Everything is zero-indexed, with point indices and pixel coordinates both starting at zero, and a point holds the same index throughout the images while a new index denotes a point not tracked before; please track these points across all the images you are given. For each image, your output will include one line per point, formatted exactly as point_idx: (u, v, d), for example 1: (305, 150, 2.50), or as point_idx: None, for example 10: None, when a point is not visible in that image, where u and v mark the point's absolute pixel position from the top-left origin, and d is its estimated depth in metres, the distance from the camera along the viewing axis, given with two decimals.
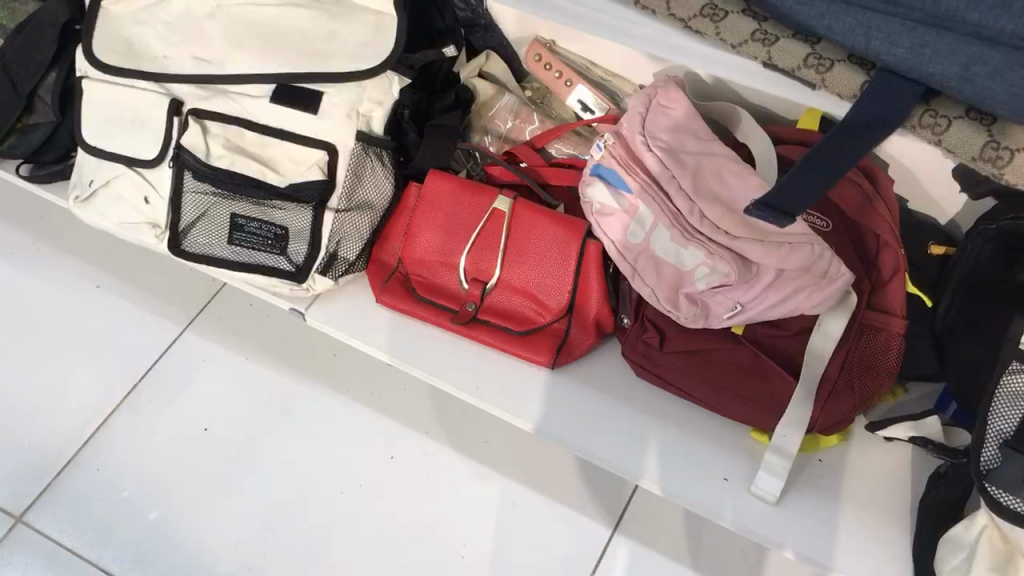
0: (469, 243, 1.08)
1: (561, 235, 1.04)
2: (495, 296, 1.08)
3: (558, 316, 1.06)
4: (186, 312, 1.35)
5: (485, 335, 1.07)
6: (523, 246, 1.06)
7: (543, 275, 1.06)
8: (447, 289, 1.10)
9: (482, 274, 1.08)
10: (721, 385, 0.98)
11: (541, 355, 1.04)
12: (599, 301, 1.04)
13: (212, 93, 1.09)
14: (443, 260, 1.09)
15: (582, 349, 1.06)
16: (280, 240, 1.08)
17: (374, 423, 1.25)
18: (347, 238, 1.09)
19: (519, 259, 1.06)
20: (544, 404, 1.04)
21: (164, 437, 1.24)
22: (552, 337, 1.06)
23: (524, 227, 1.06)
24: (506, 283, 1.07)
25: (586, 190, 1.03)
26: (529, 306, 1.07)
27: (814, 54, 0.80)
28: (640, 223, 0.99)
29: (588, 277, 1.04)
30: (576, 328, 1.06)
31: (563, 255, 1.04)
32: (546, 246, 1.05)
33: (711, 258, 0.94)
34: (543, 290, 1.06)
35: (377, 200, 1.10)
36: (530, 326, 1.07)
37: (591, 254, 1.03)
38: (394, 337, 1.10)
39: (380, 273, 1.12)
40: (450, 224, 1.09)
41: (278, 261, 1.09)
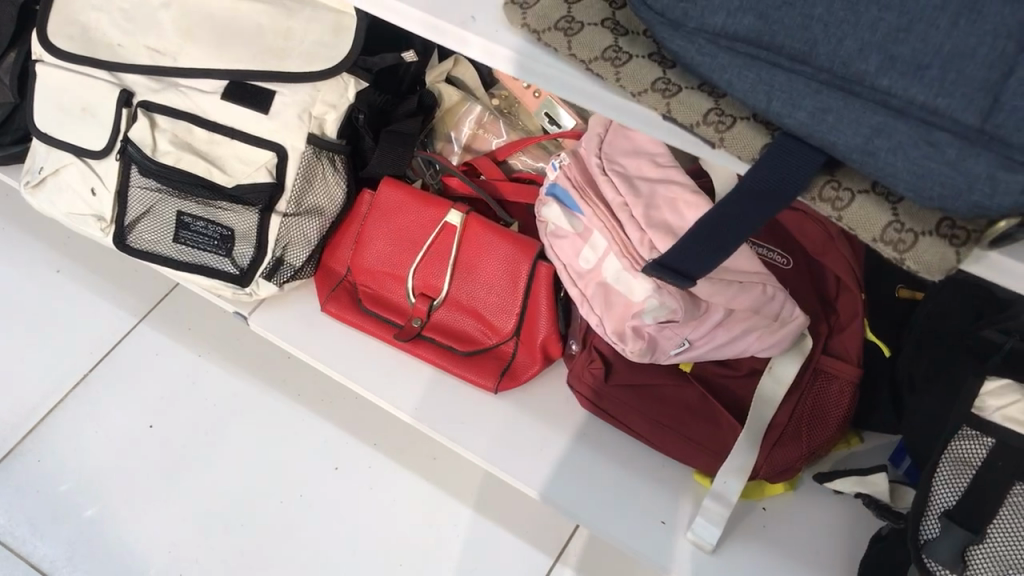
0: (418, 257, 1.04)
1: (512, 256, 1.00)
2: (443, 313, 1.04)
3: (507, 339, 1.02)
4: (143, 304, 1.32)
5: (429, 354, 1.04)
6: (473, 264, 1.02)
7: (491, 295, 1.02)
8: (394, 303, 1.06)
9: (430, 290, 1.04)
10: (664, 422, 0.95)
11: (484, 378, 1.01)
12: (548, 327, 1.00)
13: (165, 86, 1.05)
14: (391, 271, 1.05)
15: (530, 374, 1.01)
16: (225, 242, 1.05)
17: (323, 432, 1.22)
18: (293, 243, 1.06)
19: (468, 278, 1.02)
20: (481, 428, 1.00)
21: (106, 433, 1.22)
22: (499, 361, 1.02)
23: (475, 245, 1.02)
24: (454, 301, 1.03)
25: (542, 210, 0.99)
26: (477, 327, 1.03)
27: (716, 108, 0.55)
28: (593, 249, 0.95)
29: (539, 300, 1.00)
30: (523, 352, 1.02)
31: (513, 277, 1.00)
32: (497, 267, 1.01)
33: (659, 293, 0.90)
34: (491, 311, 1.02)
35: (329, 208, 1.07)
36: (476, 346, 1.03)
37: (542, 276, 0.99)
38: (336, 349, 1.07)
39: (329, 280, 1.09)
40: (399, 236, 1.04)
41: (222, 263, 1.06)
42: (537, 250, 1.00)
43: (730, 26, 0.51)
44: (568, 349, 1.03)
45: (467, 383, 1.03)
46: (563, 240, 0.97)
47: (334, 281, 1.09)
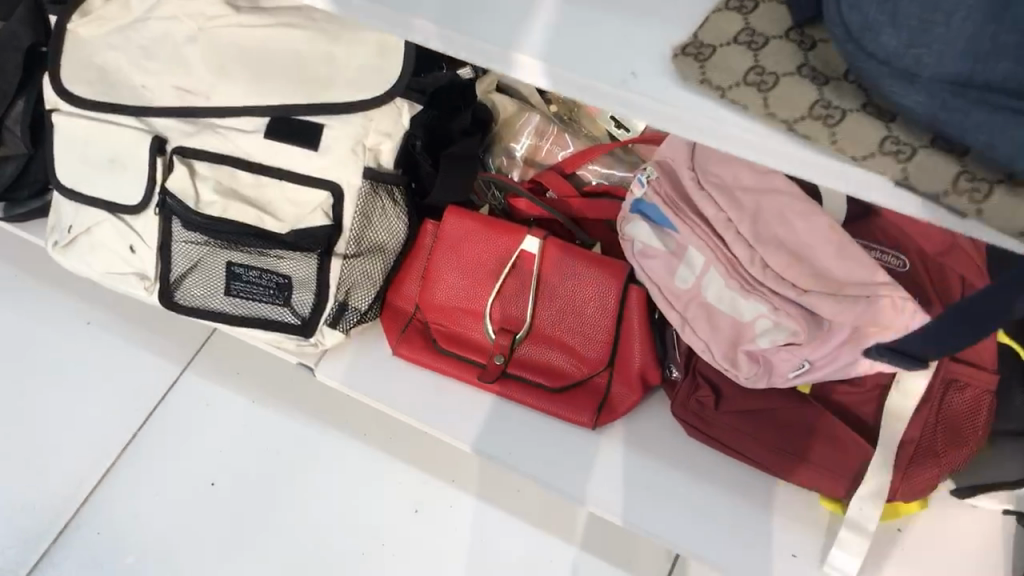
0: (495, 289, 0.96)
1: (600, 281, 0.92)
2: (527, 348, 0.96)
3: (601, 370, 0.94)
4: (185, 350, 1.24)
5: (517, 392, 0.96)
6: (557, 293, 0.94)
7: (580, 325, 0.94)
8: (472, 341, 0.98)
9: (511, 323, 0.97)
10: (786, 449, 0.88)
11: (580, 415, 0.93)
12: (644, 354, 0.92)
13: (199, 127, 0.96)
14: (465, 306, 0.97)
15: (628, 405, 0.94)
16: (283, 291, 0.97)
17: (393, 471, 1.14)
18: (356, 285, 0.98)
19: (553, 308, 0.95)
20: (582, 466, 0.93)
21: (166, 495, 1.14)
22: (595, 395, 0.94)
23: (558, 272, 0.94)
24: (538, 333, 0.96)
25: (625, 227, 0.92)
26: (566, 359, 0.95)
27: (967, 172, 0.50)
28: (691, 270, 0.88)
29: (632, 325, 0.93)
30: (619, 383, 0.94)
31: (602, 303, 0.93)
32: (584, 294, 0.93)
33: (777, 314, 0.83)
34: (581, 342, 0.94)
35: (391, 244, 0.99)
36: (567, 380, 0.95)
37: (636, 299, 0.92)
38: (412, 395, 0.99)
39: (396, 321, 1.01)
40: (471, 268, 0.97)
41: (281, 313, 0.98)
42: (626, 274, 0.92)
43: (980, 74, 0.47)
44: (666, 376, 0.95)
45: (561, 420, 0.95)
46: (654, 260, 0.90)
47: (402, 322, 1.01)
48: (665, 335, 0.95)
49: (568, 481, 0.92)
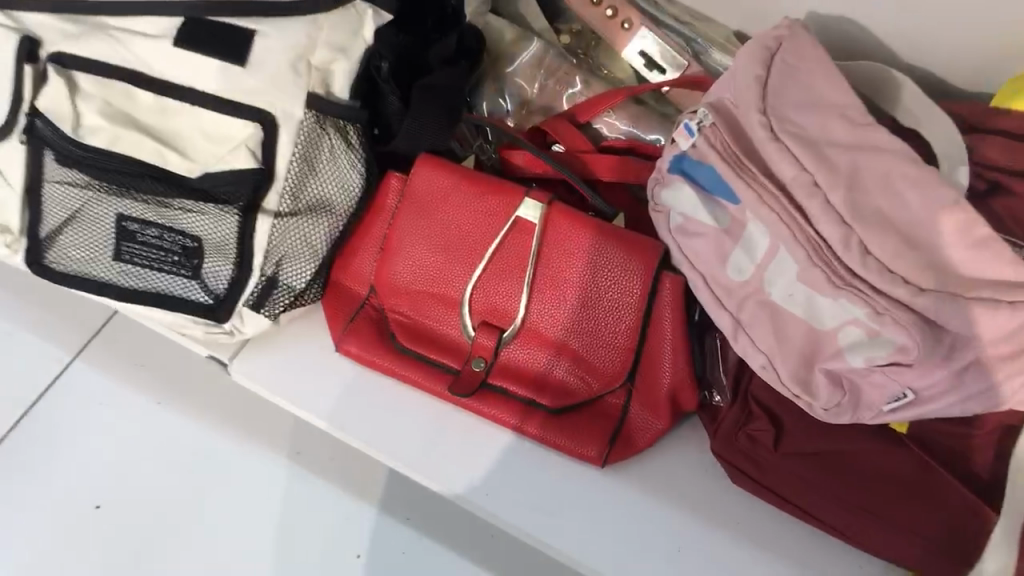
0: (477, 270, 0.71)
1: (623, 266, 0.68)
2: (517, 351, 0.71)
3: (616, 387, 0.70)
4: (76, 335, 0.97)
5: (499, 412, 0.70)
6: (562, 279, 0.70)
7: (591, 323, 0.69)
8: (440, 339, 0.73)
9: (493, 314, 0.71)
10: (874, 509, 0.63)
11: (588, 450, 0.68)
12: (676, 369, 0.68)
13: (86, 27, 0.69)
14: (436, 292, 0.72)
15: (650, 437, 0.69)
16: (190, 258, 0.72)
17: (333, 504, 0.89)
18: (289, 255, 0.72)
19: (555, 299, 0.70)
20: (585, 515, 0.68)
21: (37, 519, 0.89)
22: (606, 420, 0.70)
23: (565, 251, 0.69)
24: (532, 332, 0.71)
25: (661, 193, 0.68)
26: (567, 370, 0.70)
27: None
28: (750, 258, 0.64)
29: (660, 330, 0.68)
30: (639, 404, 0.70)
31: (623, 297, 0.68)
32: (599, 282, 0.69)
33: (879, 322, 0.58)
34: (590, 347, 0.70)
35: (338, 202, 0.73)
36: (568, 398, 0.70)
37: (669, 290, 0.68)
38: (359, 410, 0.72)
39: (344, 308, 0.75)
40: (446, 241, 0.72)
41: (187, 289, 0.73)
42: (656, 259, 0.67)
43: None
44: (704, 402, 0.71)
45: (557, 453, 0.70)
46: (698, 239, 0.67)
47: (350, 310, 0.74)
48: (705, 345, 0.71)
49: (566, 535, 0.67)
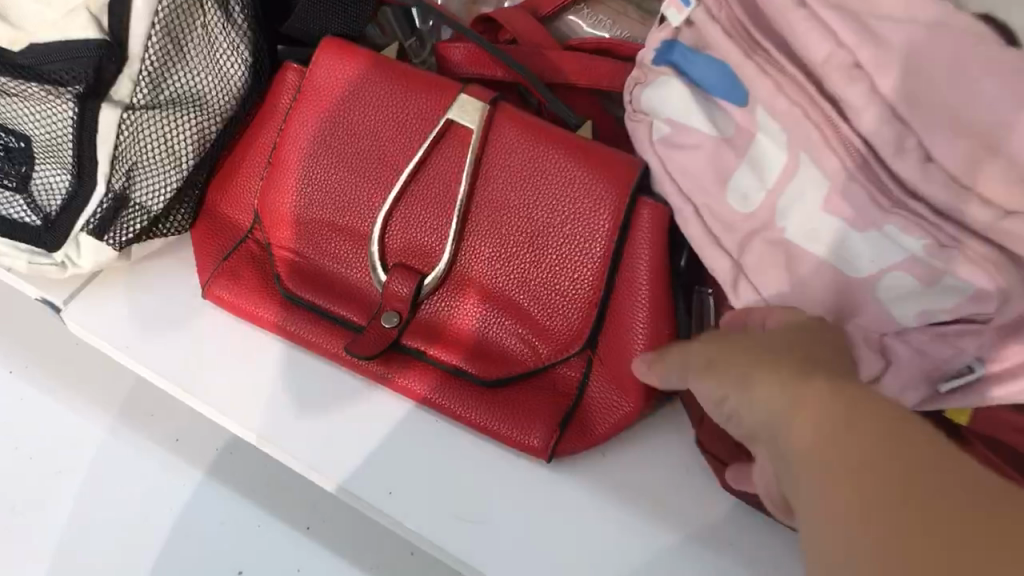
0: (393, 192, 0.53)
1: (586, 188, 0.50)
2: (440, 303, 0.53)
3: (571, 356, 0.52)
4: None
5: (412, 383, 0.52)
6: (507, 207, 0.51)
7: (542, 268, 0.51)
8: (340, 286, 0.55)
9: (413, 254, 0.53)
10: None
11: (528, 438, 0.50)
12: (651, 333, 0.49)
13: None
14: (337, 222, 0.55)
15: (614, 424, 0.51)
16: (16, 163, 0.55)
17: (213, 507, 0.69)
18: (142, 165, 0.54)
19: (495, 233, 0.52)
20: (527, 520, 0.50)
21: None
22: (556, 400, 0.52)
23: (511, 169, 0.51)
24: (464, 278, 0.53)
25: (642, 95, 0.51)
26: (507, 330, 0.52)
27: None
28: (759, 181, 0.47)
29: (633, 280, 0.50)
30: (601, 380, 0.51)
31: (583, 231, 0.50)
32: (553, 211, 0.50)
33: (943, 258, 0.42)
34: (538, 300, 0.52)
35: (213, 99, 0.55)
36: (505, 368, 0.52)
37: (648, 223, 0.49)
38: (237, 380, 0.55)
39: (219, 244, 0.57)
40: (354, 155, 0.54)
41: (11, 205, 0.55)
42: (631, 180, 0.49)
43: None
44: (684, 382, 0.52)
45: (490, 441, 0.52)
46: (690, 155, 0.48)
47: (230, 242, 0.57)
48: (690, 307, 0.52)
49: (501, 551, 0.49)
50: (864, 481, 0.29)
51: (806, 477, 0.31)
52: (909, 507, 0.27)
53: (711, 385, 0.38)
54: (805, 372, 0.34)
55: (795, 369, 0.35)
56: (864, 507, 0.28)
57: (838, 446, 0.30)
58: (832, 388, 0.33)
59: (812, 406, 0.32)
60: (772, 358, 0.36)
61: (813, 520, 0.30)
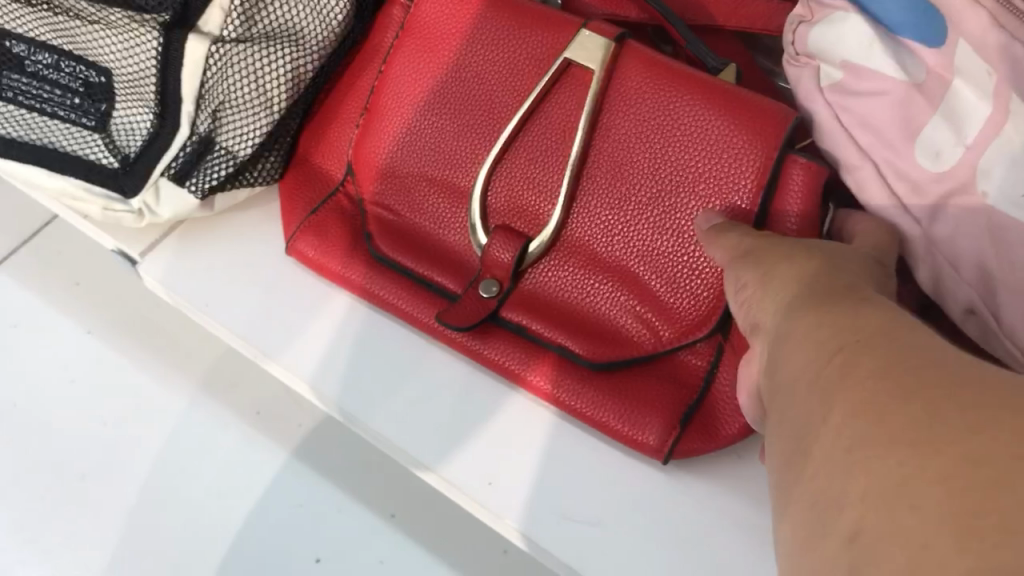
0: (496, 147, 0.46)
1: (726, 142, 0.42)
2: (546, 272, 0.47)
3: (698, 342, 0.44)
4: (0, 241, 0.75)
5: (508, 361, 0.46)
6: (628, 162, 0.44)
7: (666, 235, 0.44)
8: (434, 247, 0.49)
9: (519, 216, 0.47)
10: None
11: (644, 434, 0.43)
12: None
13: None
14: (431, 176, 0.49)
15: (741, 427, 0.43)
16: (95, 99, 0.49)
17: (294, 489, 0.64)
18: (231, 104, 0.49)
19: (613, 193, 0.45)
20: (653, 520, 0.43)
21: None
22: (677, 392, 0.44)
23: (636, 118, 0.44)
24: (574, 244, 0.46)
25: (811, 37, 0.45)
26: (621, 306, 0.45)
27: None
28: (956, 138, 0.40)
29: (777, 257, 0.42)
30: (729, 374, 0.44)
31: (719, 194, 0.43)
32: (685, 168, 0.43)
33: None
34: (659, 273, 0.44)
35: (310, 33, 0.49)
36: (616, 351, 0.45)
37: (800, 183, 0.42)
38: (323, 347, 0.49)
39: (304, 198, 0.52)
40: (458, 101, 0.48)
41: (85, 143, 0.50)
42: (783, 133, 0.42)
43: None
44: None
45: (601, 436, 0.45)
46: (869, 104, 0.43)
47: (316, 196, 0.51)
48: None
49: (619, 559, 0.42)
50: (863, 357, 0.25)
51: (804, 368, 0.27)
52: (921, 376, 0.23)
53: (732, 280, 0.37)
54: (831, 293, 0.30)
55: (812, 275, 0.32)
56: (857, 374, 0.25)
57: (826, 339, 0.27)
58: (838, 293, 0.30)
59: (841, 322, 0.28)
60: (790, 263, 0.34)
61: (805, 407, 0.26)
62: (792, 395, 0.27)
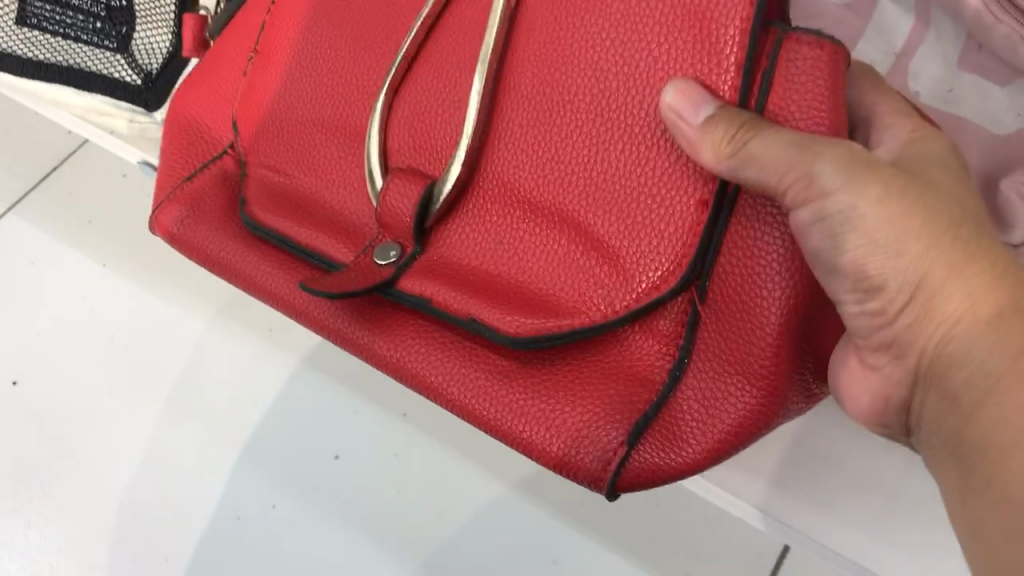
0: (403, 53, 0.41)
1: (677, 18, 0.35)
2: (462, 233, 0.40)
3: (654, 316, 0.36)
4: (16, 184, 0.79)
5: (407, 345, 0.40)
6: (553, 68, 0.38)
7: (611, 173, 0.36)
8: (324, 213, 0.44)
9: (424, 155, 0.41)
10: None
11: (568, 441, 0.37)
12: (757, 311, 0.35)
13: None
14: (326, 119, 0.45)
15: (705, 438, 0.36)
16: (116, 22, 0.53)
17: (308, 395, 0.68)
18: None
19: (545, 126, 0.38)
20: None
21: None
22: (631, 384, 0.37)
23: (561, 0, 0.38)
24: (503, 189, 0.39)
25: None
26: (561, 268, 0.38)
27: None
28: (887, 46, 0.50)
29: (747, 218, 0.35)
30: (706, 369, 0.36)
31: (699, 74, 0.34)
32: (637, 50, 0.36)
33: None
34: (610, 220, 0.36)
35: None
36: (551, 324, 0.37)
37: (809, 71, 0.33)
38: None
39: (186, 163, 0.50)
40: (361, 19, 0.44)
41: (109, 64, 0.54)
42: None
43: None
44: (808, 380, 0.37)
45: (512, 446, 0.39)
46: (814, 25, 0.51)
47: (199, 161, 0.50)
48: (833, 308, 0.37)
49: None
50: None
51: (982, 413, 0.33)
52: None
53: (830, 240, 0.33)
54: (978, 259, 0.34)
55: (938, 231, 0.34)
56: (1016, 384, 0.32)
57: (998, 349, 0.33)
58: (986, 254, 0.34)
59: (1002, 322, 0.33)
60: (914, 215, 0.34)
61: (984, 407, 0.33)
62: (982, 417, 0.33)
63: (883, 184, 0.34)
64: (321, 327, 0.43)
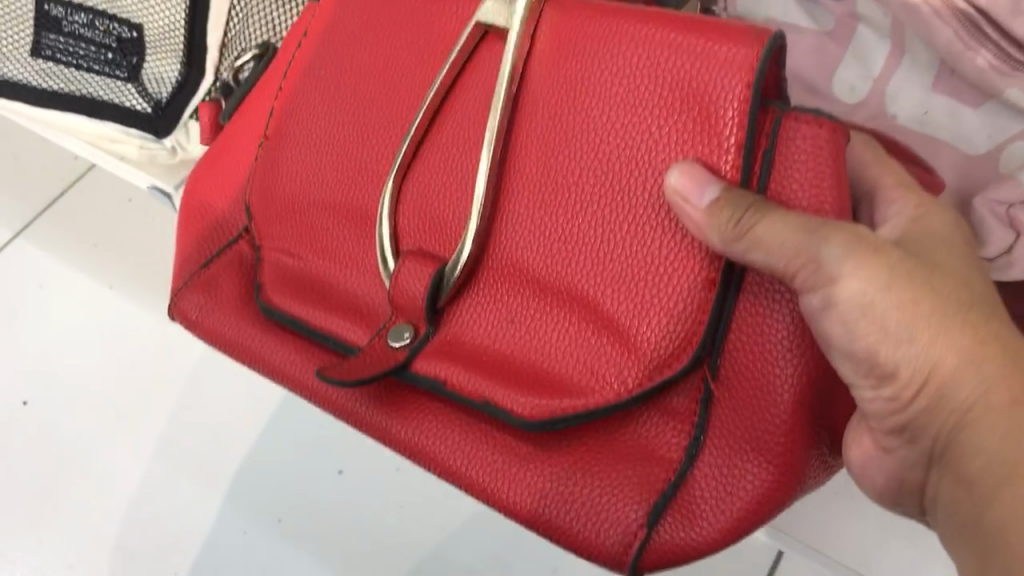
0: (411, 138, 0.44)
1: (672, 100, 0.38)
2: (474, 313, 0.42)
3: (671, 394, 0.38)
4: (23, 211, 0.81)
5: (426, 430, 0.42)
6: (557, 158, 0.40)
7: (620, 258, 0.39)
8: (337, 295, 0.46)
9: (432, 235, 0.43)
10: None
11: (593, 526, 0.38)
12: (768, 391, 0.37)
13: None
14: (339, 192, 0.47)
15: (726, 518, 0.37)
16: (127, 54, 0.57)
17: (311, 413, 0.70)
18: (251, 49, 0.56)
19: (552, 214, 0.40)
20: None
21: None
22: (648, 465, 0.38)
23: (562, 90, 0.40)
24: (512, 272, 0.41)
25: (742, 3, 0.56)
26: (574, 346, 0.40)
27: None
28: (864, 74, 0.53)
29: (756, 296, 0.37)
30: (723, 448, 0.37)
31: (700, 155, 0.37)
32: (636, 132, 0.39)
33: None
34: (621, 303, 0.38)
35: None
36: (567, 404, 0.39)
37: (810, 150, 0.36)
38: None
39: (204, 248, 0.52)
40: (375, 72, 0.46)
41: (120, 93, 0.58)
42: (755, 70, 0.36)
43: None
44: (825, 455, 0.38)
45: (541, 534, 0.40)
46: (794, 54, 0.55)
47: (218, 243, 0.52)
48: (844, 387, 0.39)
49: None
50: None
51: (994, 497, 0.34)
52: None
53: (841, 325, 0.35)
54: (986, 345, 0.36)
55: (949, 318, 0.36)
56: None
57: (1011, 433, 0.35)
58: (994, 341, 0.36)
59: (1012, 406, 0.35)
60: (924, 301, 0.36)
61: (996, 494, 0.34)
62: (996, 502, 0.34)
63: (892, 272, 0.36)
64: (337, 409, 0.45)
